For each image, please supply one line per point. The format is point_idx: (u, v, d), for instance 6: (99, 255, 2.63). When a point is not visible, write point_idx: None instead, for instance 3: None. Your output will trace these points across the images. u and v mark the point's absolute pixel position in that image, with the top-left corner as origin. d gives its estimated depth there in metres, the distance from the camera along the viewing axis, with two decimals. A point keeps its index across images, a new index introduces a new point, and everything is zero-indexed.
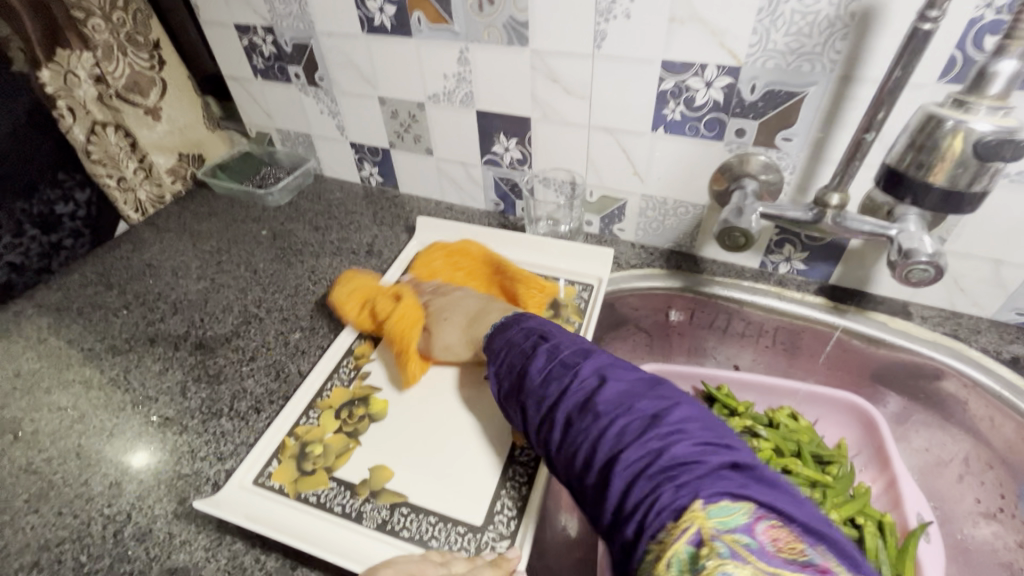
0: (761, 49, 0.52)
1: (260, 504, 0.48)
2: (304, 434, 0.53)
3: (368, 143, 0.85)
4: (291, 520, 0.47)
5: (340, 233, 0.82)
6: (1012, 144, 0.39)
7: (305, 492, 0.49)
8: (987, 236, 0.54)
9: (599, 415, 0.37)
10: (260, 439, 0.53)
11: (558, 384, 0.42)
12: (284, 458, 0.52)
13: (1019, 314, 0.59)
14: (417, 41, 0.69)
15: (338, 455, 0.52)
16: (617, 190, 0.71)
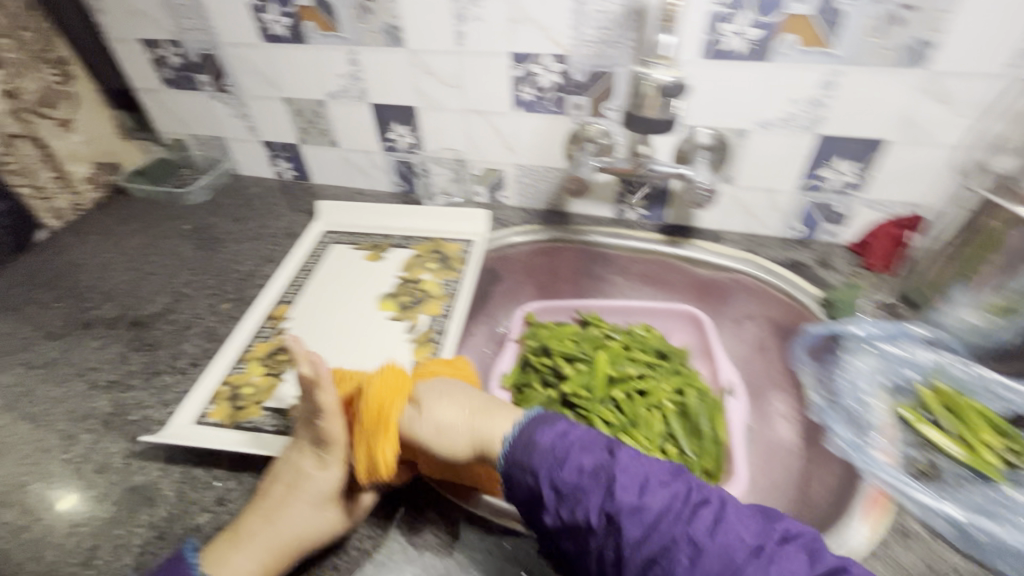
0: (579, 40, 0.69)
1: (201, 433, 0.56)
2: (235, 380, 0.62)
3: (279, 140, 0.95)
4: (230, 442, 0.55)
5: (259, 222, 0.91)
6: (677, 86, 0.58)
7: (240, 420, 0.58)
8: (759, 172, 0.74)
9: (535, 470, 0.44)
10: (197, 389, 0.61)
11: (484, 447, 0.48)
12: (219, 401, 0.60)
13: (794, 230, 0.78)
14: (311, 46, 0.80)
15: (267, 391, 0.61)
16: (495, 162, 0.85)
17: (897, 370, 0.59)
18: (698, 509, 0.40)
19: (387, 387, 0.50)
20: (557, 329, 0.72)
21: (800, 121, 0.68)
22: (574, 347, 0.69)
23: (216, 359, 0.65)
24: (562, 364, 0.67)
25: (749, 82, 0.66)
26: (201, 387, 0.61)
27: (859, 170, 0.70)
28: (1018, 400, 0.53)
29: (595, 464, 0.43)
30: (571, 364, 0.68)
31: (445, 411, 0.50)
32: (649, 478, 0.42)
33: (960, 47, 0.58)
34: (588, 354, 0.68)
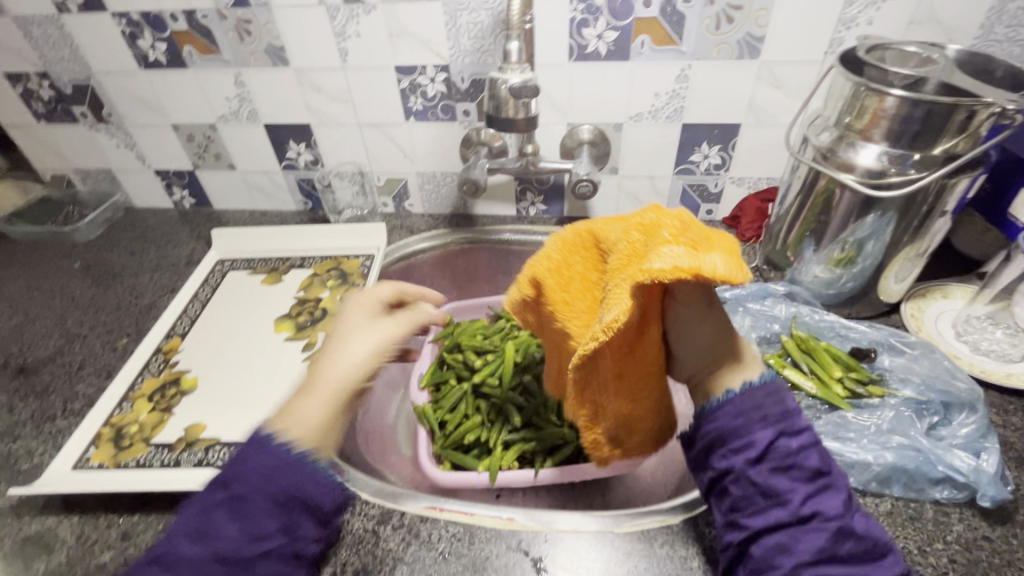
0: (457, 50, 0.72)
1: (79, 478, 0.55)
2: (119, 421, 0.61)
3: (172, 168, 0.92)
4: (115, 481, 0.54)
5: (157, 253, 0.88)
6: (527, 88, 0.63)
7: (123, 460, 0.57)
8: (638, 160, 0.80)
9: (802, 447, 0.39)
10: (74, 436, 0.59)
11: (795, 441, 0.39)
12: (101, 443, 0.59)
13: (678, 212, 0.86)
14: (193, 70, 0.79)
15: (154, 426, 0.60)
16: (396, 173, 0.88)
17: (764, 324, 0.66)
18: (823, 488, 0.38)
19: (648, 234, 0.39)
20: (467, 326, 0.77)
21: (665, 111, 0.75)
22: (483, 340, 0.74)
23: (98, 401, 0.63)
24: (472, 356, 0.73)
25: (616, 81, 0.72)
26: (79, 432, 0.60)
27: (722, 152, 0.78)
28: (858, 337, 0.62)
29: (756, 422, 0.39)
30: (481, 355, 0.73)
31: (738, 343, 0.43)
32: (807, 433, 0.39)
33: (783, 39, 0.66)
34: (495, 345, 0.73)
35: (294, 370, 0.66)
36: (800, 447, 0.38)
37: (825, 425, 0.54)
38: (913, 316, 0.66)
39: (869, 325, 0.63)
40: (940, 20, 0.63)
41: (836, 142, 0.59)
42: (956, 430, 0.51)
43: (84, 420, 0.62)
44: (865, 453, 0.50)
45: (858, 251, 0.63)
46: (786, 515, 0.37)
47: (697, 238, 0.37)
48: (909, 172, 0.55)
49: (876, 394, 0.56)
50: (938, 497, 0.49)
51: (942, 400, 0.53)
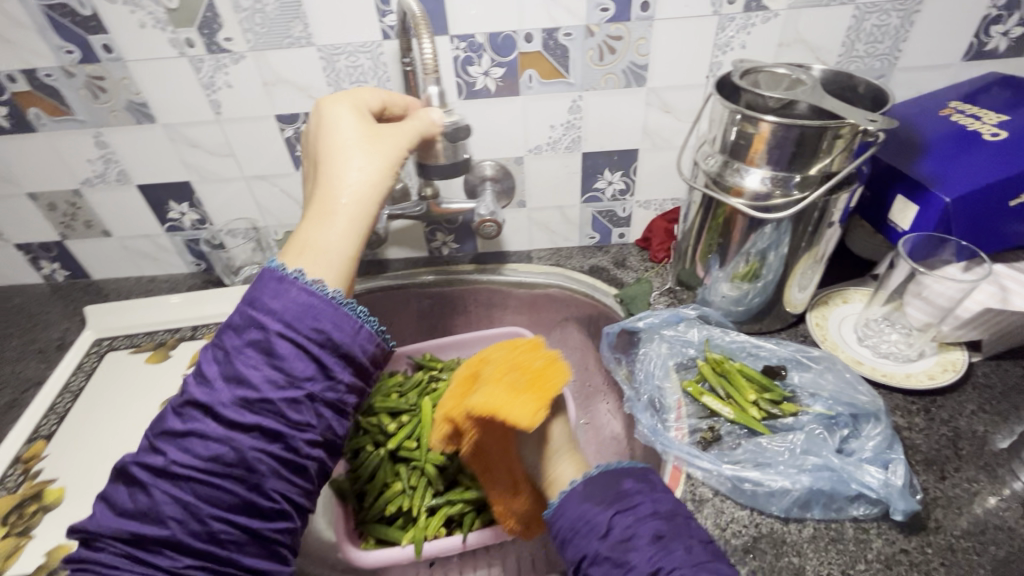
0: (340, 95, 0.69)
1: None
2: None
3: (36, 241, 0.82)
4: None
5: (23, 339, 0.78)
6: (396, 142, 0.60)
7: None
8: (544, 192, 0.79)
9: (632, 511, 0.44)
10: None
11: (622, 507, 0.45)
12: None
13: (591, 238, 0.85)
14: (44, 134, 0.71)
15: (7, 556, 0.52)
16: (294, 224, 0.82)
17: (680, 350, 0.65)
18: (666, 546, 0.42)
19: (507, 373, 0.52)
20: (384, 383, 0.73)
21: (563, 142, 0.74)
22: (399, 399, 0.70)
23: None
24: (388, 419, 0.69)
25: (509, 116, 0.71)
26: None
27: (625, 177, 0.78)
28: (768, 355, 0.62)
29: (597, 506, 0.45)
30: (398, 416, 0.69)
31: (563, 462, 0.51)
32: (643, 503, 0.45)
33: (666, 66, 0.67)
34: (413, 403, 0.70)
35: None
36: (636, 519, 0.44)
37: (744, 453, 0.53)
38: (818, 325, 0.68)
39: (778, 341, 0.63)
40: (806, 41, 0.66)
41: (723, 168, 0.60)
42: (865, 443, 0.52)
43: None
44: (783, 479, 0.50)
45: (761, 262, 0.64)
46: None
47: (521, 382, 0.51)
48: (793, 192, 0.57)
49: (790, 412, 0.56)
50: (856, 515, 0.49)
51: (850, 413, 0.54)
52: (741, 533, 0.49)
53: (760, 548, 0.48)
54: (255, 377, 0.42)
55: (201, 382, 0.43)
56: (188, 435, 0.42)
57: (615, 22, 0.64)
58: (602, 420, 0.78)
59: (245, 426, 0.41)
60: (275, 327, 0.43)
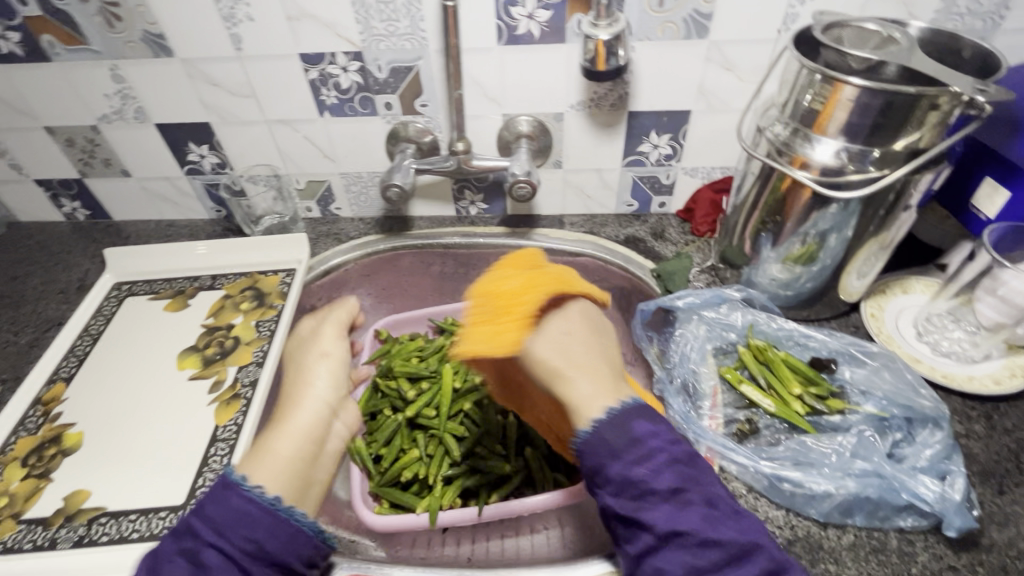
0: (369, 34, 0.63)
1: None
2: None
3: (55, 177, 0.80)
4: None
5: (44, 277, 0.77)
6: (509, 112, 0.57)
7: None
8: (583, 154, 0.73)
9: None
10: None
11: None
12: None
13: (629, 206, 0.80)
14: (59, 64, 0.67)
15: (27, 498, 0.52)
16: (317, 174, 0.78)
17: (719, 333, 0.61)
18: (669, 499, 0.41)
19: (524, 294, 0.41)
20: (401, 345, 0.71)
21: (608, 100, 0.67)
22: (419, 365, 0.69)
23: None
24: (406, 384, 0.68)
25: (552, 66, 0.64)
26: None
27: (672, 142, 0.71)
28: (818, 346, 0.57)
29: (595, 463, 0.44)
30: (417, 381, 0.68)
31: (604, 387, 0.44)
32: None
33: (733, 17, 0.60)
34: (432, 370, 0.69)
35: (199, 415, 0.58)
36: None
37: (784, 451, 0.50)
38: (873, 316, 0.62)
39: (831, 330, 0.58)
40: None
41: (792, 136, 0.54)
42: (920, 451, 0.48)
43: None
44: (826, 482, 0.46)
45: (820, 244, 0.58)
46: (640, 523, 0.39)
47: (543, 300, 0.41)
48: (869, 169, 0.51)
49: (837, 409, 0.52)
50: (903, 525, 0.46)
51: (904, 416, 0.50)
52: (775, 535, 0.47)
53: (794, 553, 0.46)
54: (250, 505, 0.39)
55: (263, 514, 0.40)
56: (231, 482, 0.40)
57: None
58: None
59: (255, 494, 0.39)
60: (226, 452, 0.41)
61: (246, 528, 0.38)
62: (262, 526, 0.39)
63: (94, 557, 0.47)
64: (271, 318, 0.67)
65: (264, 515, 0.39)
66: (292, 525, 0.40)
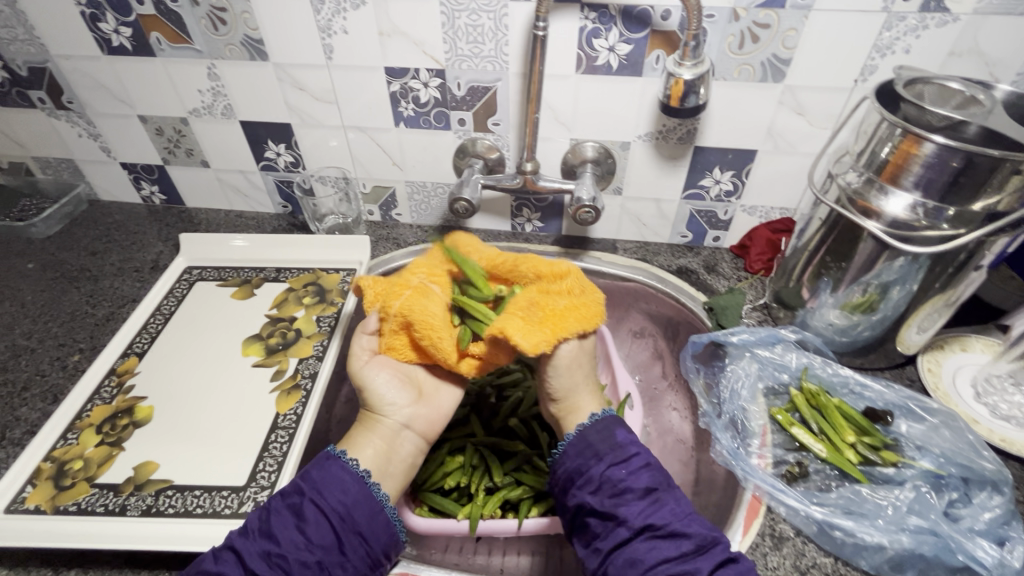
0: (454, 54, 0.66)
1: (10, 527, 0.49)
2: (62, 455, 0.55)
3: (140, 162, 0.85)
4: (53, 530, 0.50)
5: (120, 255, 0.82)
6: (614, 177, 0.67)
7: (64, 504, 0.52)
8: (645, 183, 0.75)
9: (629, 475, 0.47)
10: (11, 470, 0.54)
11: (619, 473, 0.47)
12: (39, 481, 0.53)
13: (683, 237, 0.81)
14: (162, 60, 0.72)
15: (100, 464, 0.55)
16: (384, 180, 0.81)
17: (772, 373, 0.62)
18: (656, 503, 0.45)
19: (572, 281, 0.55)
20: None
21: (676, 134, 0.69)
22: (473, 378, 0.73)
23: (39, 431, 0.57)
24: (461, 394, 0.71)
25: (627, 97, 0.66)
26: (17, 466, 0.54)
27: (734, 179, 0.72)
28: (874, 397, 0.58)
29: (592, 459, 0.48)
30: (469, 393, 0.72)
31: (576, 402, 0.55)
32: (636, 458, 0.48)
33: (811, 63, 0.61)
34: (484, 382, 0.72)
35: (261, 401, 0.61)
36: (630, 472, 0.47)
37: (837, 498, 0.50)
38: (929, 371, 0.62)
39: (889, 382, 0.59)
40: (984, 53, 0.58)
41: (866, 185, 0.55)
42: (977, 513, 0.47)
43: (27, 446, 0.57)
44: (879, 535, 0.46)
45: (881, 296, 0.58)
46: (627, 533, 0.44)
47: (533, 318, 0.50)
48: (942, 226, 0.51)
49: (891, 462, 0.52)
50: None
51: (962, 475, 0.50)
52: None
53: None
54: (290, 534, 0.44)
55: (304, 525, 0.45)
56: (292, 502, 0.46)
57: (766, 8, 0.57)
58: (669, 424, 0.72)
59: (301, 520, 0.45)
60: (292, 483, 0.48)
61: (343, 493, 0.47)
62: (355, 496, 0.47)
63: (159, 527, 0.50)
64: (331, 315, 0.70)
65: (361, 486, 0.48)
66: (376, 503, 0.48)
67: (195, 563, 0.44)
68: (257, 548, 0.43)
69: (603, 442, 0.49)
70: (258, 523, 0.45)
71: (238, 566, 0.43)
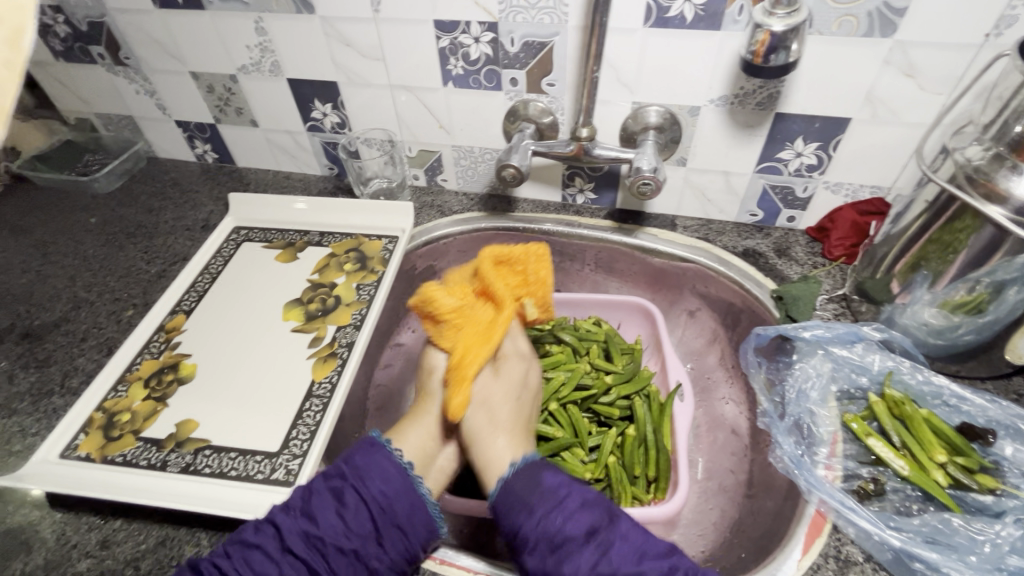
0: (508, 5, 0.60)
1: (62, 473, 0.52)
2: (112, 407, 0.57)
3: (194, 120, 0.85)
4: (99, 479, 0.52)
5: (174, 213, 0.83)
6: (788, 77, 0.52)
7: (111, 454, 0.53)
8: (712, 154, 0.67)
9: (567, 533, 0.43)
10: (67, 417, 0.56)
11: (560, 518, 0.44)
12: (91, 430, 0.56)
13: (752, 215, 0.73)
14: (211, 13, 0.70)
15: (146, 418, 0.56)
16: (430, 144, 0.77)
17: (848, 375, 0.55)
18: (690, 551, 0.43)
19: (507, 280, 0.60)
20: None
21: (755, 98, 0.60)
22: None
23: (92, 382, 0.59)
24: None
25: (700, 54, 0.58)
26: (72, 414, 0.57)
27: (819, 151, 0.63)
28: (973, 412, 0.50)
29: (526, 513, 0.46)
30: None
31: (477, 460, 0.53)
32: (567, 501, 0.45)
33: (934, 13, 0.51)
34: None
35: (298, 367, 0.60)
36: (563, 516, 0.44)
37: (919, 525, 0.45)
38: None
39: (993, 396, 0.51)
40: None
41: (992, 163, 0.45)
42: None
43: (81, 395, 0.59)
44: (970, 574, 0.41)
45: (993, 296, 0.49)
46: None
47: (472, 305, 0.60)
48: None
49: (988, 488, 0.46)
50: None
51: None
52: None
53: None
54: (323, 522, 0.44)
55: (342, 512, 0.45)
56: (331, 497, 0.46)
57: None
58: (722, 418, 0.67)
59: (337, 511, 0.45)
60: (342, 468, 0.48)
61: (385, 482, 0.48)
62: (397, 487, 0.48)
63: (195, 486, 0.51)
64: (371, 284, 0.68)
65: (400, 474, 0.48)
66: (417, 494, 0.48)
67: (237, 531, 0.44)
68: (295, 528, 0.44)
69: (531, 491, 0.47)
70: (300, 501, 0.46)
71: (275, 543, 0.43)
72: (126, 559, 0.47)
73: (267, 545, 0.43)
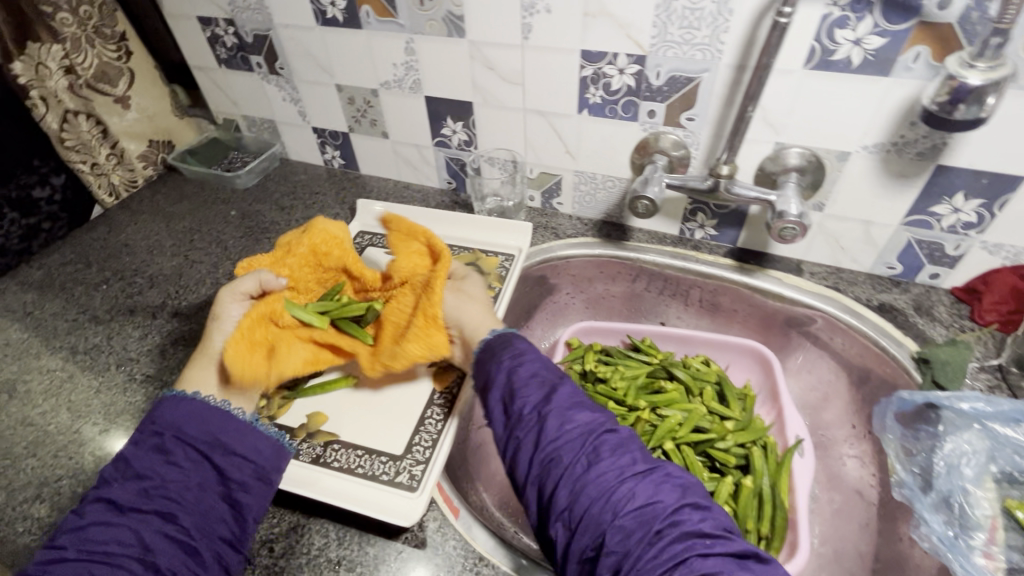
0: (661, 40, 0.60)
1: None
2: None
3: (329, 128, 0.91)
4: None
5: (304, 212, 0.89)
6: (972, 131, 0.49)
7: None
8: (856, 201, 0.64)
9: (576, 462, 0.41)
10: None
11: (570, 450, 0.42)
12: None
13: (889, 268, 0.69)
14: (367, 32, 0.75)
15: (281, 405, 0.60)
16: (553, 167, 0.79)
17: (1010, 457, 0.51)
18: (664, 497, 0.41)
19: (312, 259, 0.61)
20: (621, 365, 0.70)
21: (916, 147, 0.57)
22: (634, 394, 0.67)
23: None
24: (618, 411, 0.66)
25: (863, 99, 0.56)
26: None
27: (982, 209, 0.59)
28: None
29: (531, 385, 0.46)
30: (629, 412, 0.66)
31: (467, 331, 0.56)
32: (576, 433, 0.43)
33: None
34: (645, 402, 0.67)
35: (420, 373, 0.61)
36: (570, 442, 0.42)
37: None
38: None
39: None
40: None
41: None
42: None
43: None
44: None
45: None
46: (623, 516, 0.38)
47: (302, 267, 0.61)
48: None
49: None
50: None
51: None
52: None
53: None
54: (169, 481, 0.44)
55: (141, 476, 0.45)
56: (157, 452, 0.46)
57: None
58: (844, 475, 0.64)
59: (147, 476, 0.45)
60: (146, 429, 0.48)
61: (196, 422, 0.49)
62: (203, 420, 0.49)
63: (325, 478, 0.53)
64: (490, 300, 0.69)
65: (213, 411, 0.50)
66: (240, 422, 0.50)
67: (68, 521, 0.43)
68: (127, 489, 0.44)
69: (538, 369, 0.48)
70: (115, 472, 0.45)
71: (110, 510, 0.43)
72: (263, 540, 0.51)
73: (103, 516, 0.42)
